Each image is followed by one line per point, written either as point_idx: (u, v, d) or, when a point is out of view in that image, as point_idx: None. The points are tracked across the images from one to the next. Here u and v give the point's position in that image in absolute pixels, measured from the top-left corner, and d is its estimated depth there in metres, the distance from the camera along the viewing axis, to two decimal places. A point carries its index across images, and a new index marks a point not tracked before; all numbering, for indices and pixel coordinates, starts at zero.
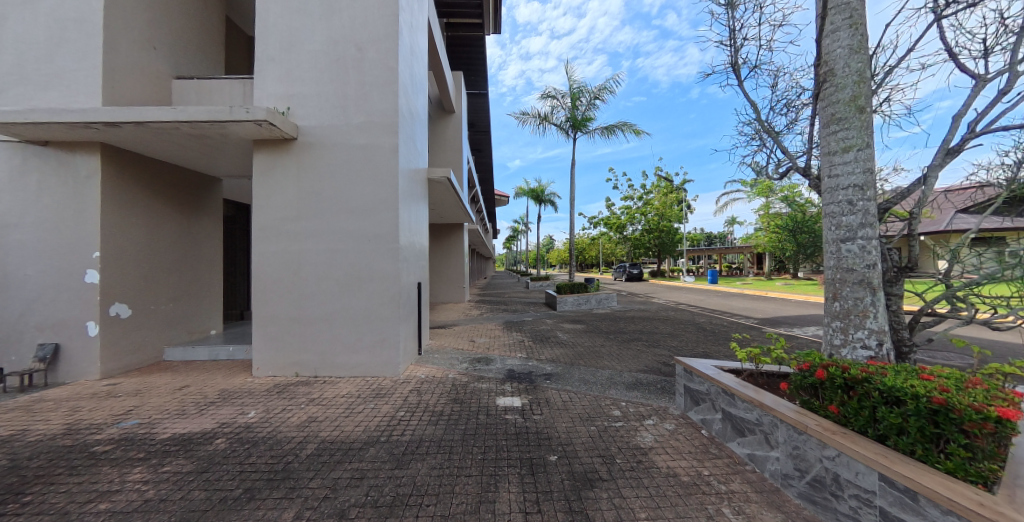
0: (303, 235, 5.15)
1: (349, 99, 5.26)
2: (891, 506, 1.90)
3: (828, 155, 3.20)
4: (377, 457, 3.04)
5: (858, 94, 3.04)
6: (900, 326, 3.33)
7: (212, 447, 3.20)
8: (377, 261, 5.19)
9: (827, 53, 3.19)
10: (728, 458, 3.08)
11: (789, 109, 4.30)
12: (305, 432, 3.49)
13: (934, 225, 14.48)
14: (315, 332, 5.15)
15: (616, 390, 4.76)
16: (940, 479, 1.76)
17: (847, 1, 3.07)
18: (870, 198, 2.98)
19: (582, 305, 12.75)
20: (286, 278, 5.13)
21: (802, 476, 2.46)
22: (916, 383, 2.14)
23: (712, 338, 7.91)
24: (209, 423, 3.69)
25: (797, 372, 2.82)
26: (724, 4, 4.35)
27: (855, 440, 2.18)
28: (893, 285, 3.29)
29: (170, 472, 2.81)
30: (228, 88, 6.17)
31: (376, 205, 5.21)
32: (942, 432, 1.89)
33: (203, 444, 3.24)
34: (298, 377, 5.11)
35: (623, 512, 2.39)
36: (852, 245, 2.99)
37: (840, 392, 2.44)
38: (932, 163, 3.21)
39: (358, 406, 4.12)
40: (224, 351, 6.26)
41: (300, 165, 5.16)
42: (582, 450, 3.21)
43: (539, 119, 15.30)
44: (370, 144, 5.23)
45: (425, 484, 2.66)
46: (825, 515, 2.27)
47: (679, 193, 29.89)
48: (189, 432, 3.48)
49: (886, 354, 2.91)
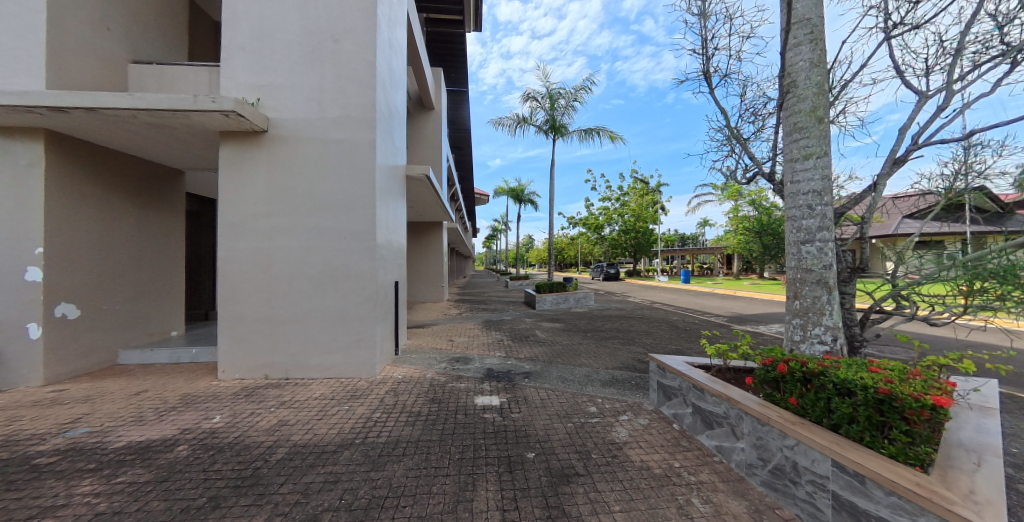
0: (273, 232, 4.97)
1: (325, 92, 5.13)
2: (843, 490, 2.05)
3: (790, 162, 3.38)
4: (353, 459, 2.99)
5: (817, 105, 3.24)
6: (852, 323, 3.58)
7: (172, 454, 3.05)
8: (354, 259, 5.09)
9: (791, 65, 3.38)
10: (697, 450, 3.22)
11: (757, 117, 4.53)
12: (275, 436, 3.39)
13: (884, 229, 15.57)
14: (287, 333, 4.99)
15: (593, 387, 4.87)
16: (885, 463, 1.91)
17: (809, 17, 3.28)
18: (827, 203, 3.19)
19: (560, 304, 12.93)
20: (256, 276, 4.94)
21: (764, 465, 2.60)
22: (866, 375, 2.32)
23: (684, 336, 8.21)
24: (168, 430, 3.51)
25: (761, 367, 2.99)
26: (696, 14, 4.53)
27: (812, 430, 2.33)
28: (847, 284, 3.53)
29: (125, 483, 2.66)
30: (193, 76, 5.89)
31: (353, 201, 5.10)
32: (887, 419, 2.06)
33: (162, 452, 3.09)
34: (268, 380, 4.93)
35: (598, 506, 2.46)
36: (810, 247, 3.18)
37: (800, 385, 2.60)
38: (881, 171, 3.47)
39: (332, 408, 4.03)
40: (186, 354, 5.97)
41: (272, 158, 4.98)
42: (559, 446, 3.27)
43: (518, 119, 15.42)
44: (347, 139, 5.12)
45: (401, 485, 2.65)
46: (785, 501, 2.43)
47: (655, 195, 30.78)
48: (146, 440, 3.31)
49: (840, 348, 3.12)
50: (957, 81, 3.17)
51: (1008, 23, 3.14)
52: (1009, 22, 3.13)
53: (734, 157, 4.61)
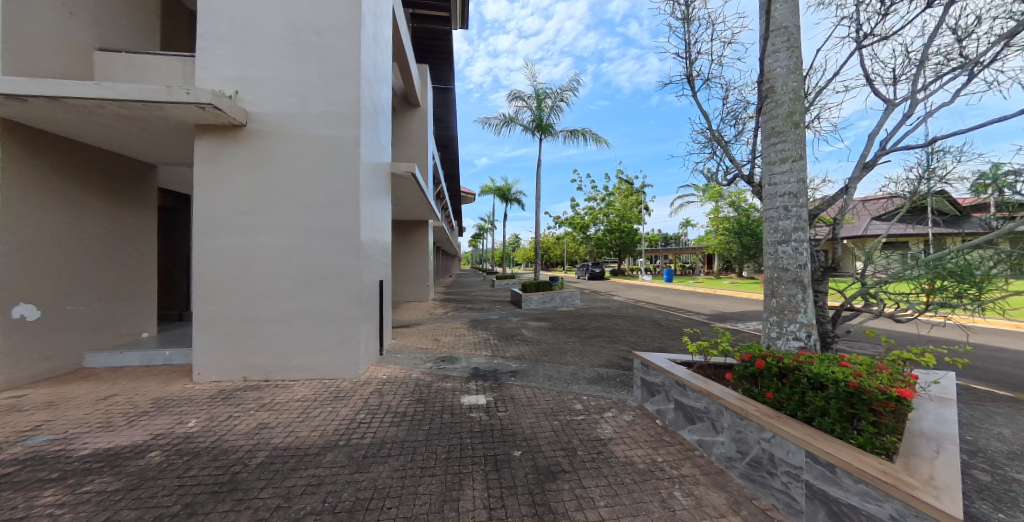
0: (253, 230, 4.84)
1: (309, 87, 5.03)
2: (816, 479, 2.15)
3: (768, 165, 3.50)
4: (336, 461, 2.96)
5: (794, 110, 3.36)
6: (824, 320, 3.73)
7: (144, 461, 2.95)
8: (338, 258, 5.01)
9: (770, 71, 3.49)
10: (679, 444, 3.32)
11: (738, 121, 4.67)
12: (254, 440, 3.31)
13: (854, 231, 16.25)
14: (268, 334, 4.88)
15: (579, 385, 4.94)
16: (855, 453, 2.01)
17: (786, 25, 3.40)
18: (802, 205, 3.32)
19: (546, 303, 13.02)
20: (234, 275, 4.81)
21: (743, 457, 2.70)
22: (837, 369, 2.43)
23: (667, 334, 8.39)
24: (139, 436, 3.39)
25: (740, 363, 3.10)
26: (681, 19, 4.64)
27: (788, 423, 2.42)
28: (820, 283, 3.66)
29: (92, 492, 2.56)
30: (166, 65, 5.66)
31: (337, 199, 5.02)
32: (856, 411, 2.17)
33: (133, 459, 2.98)
34: (247, 382, 4.81)
35: (584, 502, 2.50)
36: (787, 247, 3.30)
37: (776, 380, 2.71)
38: (852, 175, 3.62)
39: (315, 410, 3.97)
40: (159, 356, 5.76)
41: (252, 153, 4.85)
42: (546, 444, 3.31)
43: (505, 118, 15.42)
44: (331, 135, 5.04)
45: (386, 486, 2.63)
46: (762, 492, 2.52)
47: (639, 195, 31.28)
48: (115, 447, 3.19)
49: (813, 344, 3.26)
50: (920, 91, 3.35)
51: (966, 37, 3.34)
52: (967, 36, 3.33)
53: (715, 159, 4.74)
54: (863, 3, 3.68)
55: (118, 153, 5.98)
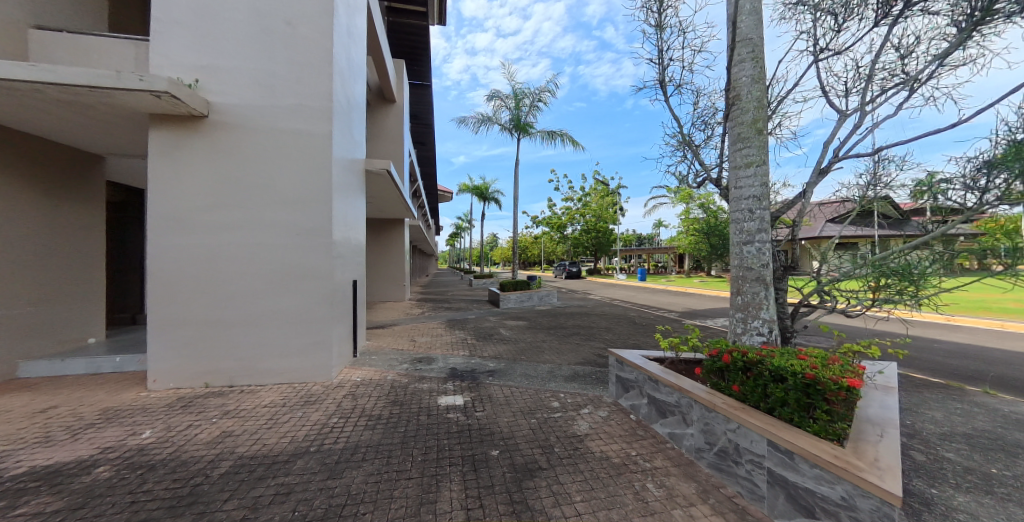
0: (217, 228, 4.62)
1: (277, 79, 4.84)
2: (776, 466, 2.29)
3: (734, 169, 3.68)
4: (307, 468, 2.88)
5: (757, 118, 3.55)
6: (784, 316, 3.97)
7: (90, 477, 2.75)
8: (310, 257, 4.87)
9: (736, 79, 3.67)
10: (652, 437, 3.44)
11: (707, 126, 4.87)
12: (217, 449, 3.17)
13: (811, 232, 17.29)
14: (234, 338, 4.67)
15: (556, 382, 5.01)
16: (811, 439, 2.16)
17: (751, 37, 3.58)
18: (765, 208, 3.51)
19: (524, 302, 13.11)
20: (195, 275, 4.57)
21: (711, 448, 2.84)
22: (795, 362, 2.60)
23: (641, 331, 8.65)
24: (85, 450, 3.15)
25: (709, 358, 3.24)
26: (654, 26, 4.79)
27: (751, 413, 2.56)
28: (781, 281, 3.89)
29: (29, 514, 2.37)
30: (115, 48, 5.28)
31: (308, 196, 4.87)
32: (812, 401, 2.33)
33: (78, 475, 2.77)
34: (209, 388, 4.59)
35: (560, 497, 2.56)
36: (751, 247, 3.49)
37: (741, 374, 2.86)
38: (810, 180, 3.87)
39: (284, 416, 3.84)
40: (108, 363, 5.38)
41: (214, 147, 4.62)
42: (523, 442, 3.35)
43: (483, 117, 15.39)
44: (301, 129, 4.88)
45: (360, 492, 2.59)
46: (728, 479, 2.66)
47: (615, 196, 32.00)
48: (56, 463, 2.95)
49: (775, 339, 3.47)
50: (868, 103, 3.62)
51: (908, 55, 3.63)
52: (908, 54, 3.62)
53: (686, 162, 4.93)
54: (819, 19, 3.94)
55: (53, 141, 5.49)
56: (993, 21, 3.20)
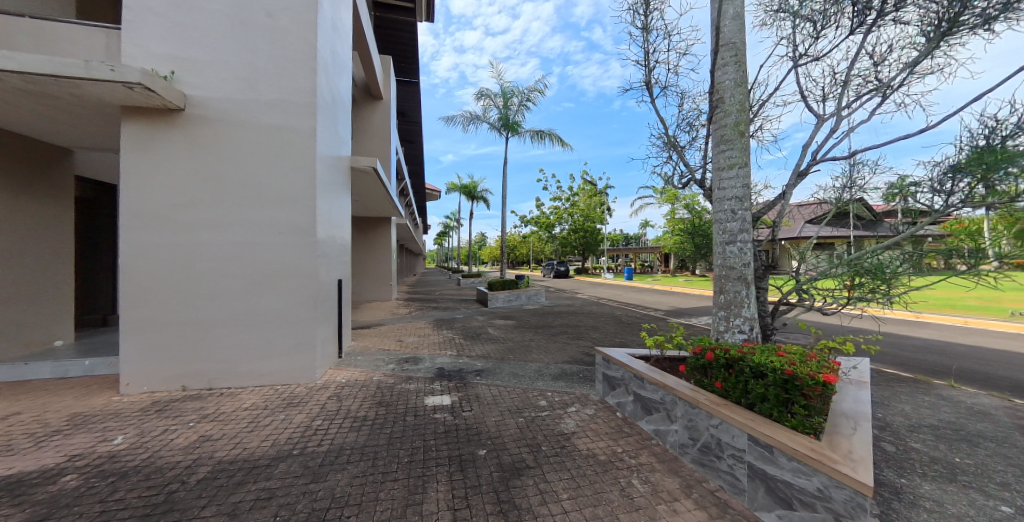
0: (195, 226, 4.48)
1: (258, 72, 4.72)
2: (756, 460, 2.35)
3: (717, 170, 3.75)
4: (289, 472, 2.82)
5: (740, 121, 3.63)
6: (765, 314, 4.08)
7: (57, 487, 2.63)
8: (293, 256, 4.77)
9: (719, 83, 3.74)
10: (638, 434, 3.49)
11: (691, 128, 4.96)
12: (195, 454, 3.07)
13: (791, 232, 17.78)
14: (213, 339, 4.55)
15: (543, 381, 5.03)
16: (789, 434, 2.22)
17: (734, 42, 3.65)
18: (747, 208, 3.59)
19: (512, 301, 13.12)
20: (172, 275, 4.43)
21: (695, 443, 2.89)
22: (775, 359, 2.67)
23: (628, 329, 8.76)
24: (51, 458, 3.01)
25: (693, 355, 3.30)
26: (640, 28, 4.85)
27: (733, 409, 2.62)
28: (762, 280, 3.99)
29: None
30: (85, 36, 5.05)
31: (291, 193, 4.77)
32: (790, 396, 2.39)
33: (43, 485, 2.65)
34: (186, 391, 4.45)
35: (546, 496, 2.57)
36: (734, 247, 3.57)
37: (723, 371, 2.92)
38: (789, 182, 3.98)
39: (265, 419, 3.76)
40: (76, 367, 5.15)
41: (192, 141, 4.48)
42: (510, 441, 3.35)
43: (471, 115, 15.32)
44: (284, 124, 4.78)
45: (345, 494, 2.56)
46: (711, 474, 2.72)
47: (602, 196, 32.30)
48: (20, 473, 2.81)
49: (756, 336, 3.56)
50: (844, 109, 3.75)
51: (881, 63, 3.76)
52: (881, 61, 3.75)
53: (672, 163, 5.01)
54: (798, 26, 4.05)
55: (15, 132, 5.22)
56: (959, 32, 3.34)
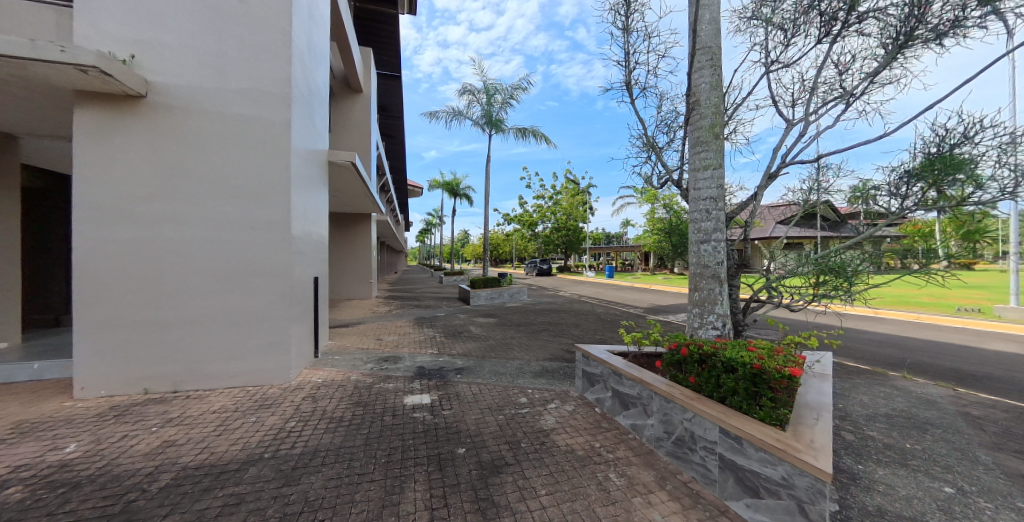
0: (157, 220, 4.25)
1: (227, 60, 4.51)
2: (726, 451, 2.43)
3: (693, 171, 3.85)
4: (261, 476, 2.73)
5: (715, 123, 3.73)
6: (737, 310, 4.22)
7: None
8: (266, 253, 4.60)
9: (696, 85, 3.84)
10: (615, 429, 3.56)
11: (670, 129, 5.07)
12: (157, 461, 2.93)
13: (763, 232, 18.46)
14: (178, 340, 4.34)
15: (524, 379, 5.06)
16: (757, 425, 2.32)
17: (710, 46, 3.75)
18: (721, 208, 3.70)
19: (495, 299, 13.11)
20: (132, 272, 4.19)
21: (669, 437, 2.97)
22: (745, 353, 2.77)
23: (608, 327, 8.91)
24: None
25: (669, 351, 3.38)
26: (621, 29, 4.91)
27: (706, 403, 2.71)
28: (734, 278, 4.13)
29: None
30: (32, 14, 4.68)
31: (263, 187, 4.59)
32: (759, 389, 2.49)
33: None
34: (148, 395, 4.23)
35: (525, 492, 2.58)
36: (708, 246, 3.67)
37: (697, 366, 3.01)
38: (760, 184, 4.13)
39: (235, 422, 3.62)
40: (23, 371, 4.80)
41: (155, 131, 4.25)
42: (490, 439, 3.35)
43: (453, 111, 15.16)
44: (256, 115, 4.59)
45: (319, 497, 2.49)
46: (684, 466, 2.81)
47: (585, 195, 32.65)
48: None
49: (728, 332, 3.69)
50: (811, 114, 3.92)
51: (845, 72, 3.95)
52: (846, 70, 3.94)
53: (650, 163, 5.11)
54: (770, 33, 4.19)
55: None
56: (916, 45, 3.54)
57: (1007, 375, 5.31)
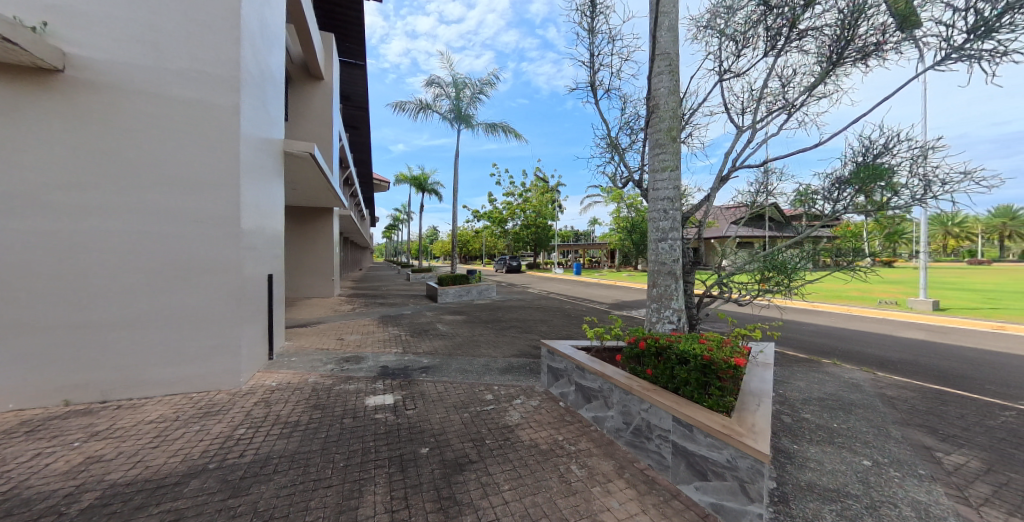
0: (80, 211, 3.82)
1: (163, 35, 4.11)
2: (679, 438, 2.57)
3: (652, 172, 4.01)
4: (203, 488, 2.55)
5: (672, 127, 3.90)
6: (691, 305, 4.46)
7: None
8: (211, 248, 4.29)
9: (655, 90, 3.99)
10: (578, 422, 3.65)
11: (632, 131, 5.24)
12: (80, 479, 2.65)
13: (719, 231, 19.60)
14: (106, 344, 3.93)
15: (490, 375, 5.06)
16: (706, 412, 2.46)
17: (668, 53, 3.91)
18: (677, 208, 3.89)
19: (463, 296, 13.01)
20: (48, 269, 3.74)
21: (628, 427, 3.09)
22: (697, 346, 2.93)
23: (574, 322, 9.12)
24: None
25: (629, 345, 3.51)
26: (587, 30, 5.00)
27: (661, 393, 2.84)
28: (689, 274, 4.35)
29: None
30: None
31: (207, 177, 4.26)
32: (708, 379, 2.65)
33: None
34: (69, 406, 3.81)
35: (488, 488, 2.60)
36: (665, 244, 3.85)
37: (654, 358, 3.15)
38: (713, 186, 4.37)
39: (174, 432, 3.36)
40: None
41: (76, 111, 3.81)
42: (454, 437, 3.34)
43: (420, 104, 14.79)
44: (198, 98, 4.24)
45: (270, 507, 2.37)
46: (641, 455, 2.93)
47: (553, 193, 33.10)
48: None
49: (682, 326, 3.88)
50: (758, 123, 4.20)
51: (788, 84, 4.26)
52: (788, 82, 4.24)
53: (614, 164, 5.26)
54: (723, 44, 4.44)
55: None
56: (848, 63, 3.88)
57: (918, 359, 6.00)
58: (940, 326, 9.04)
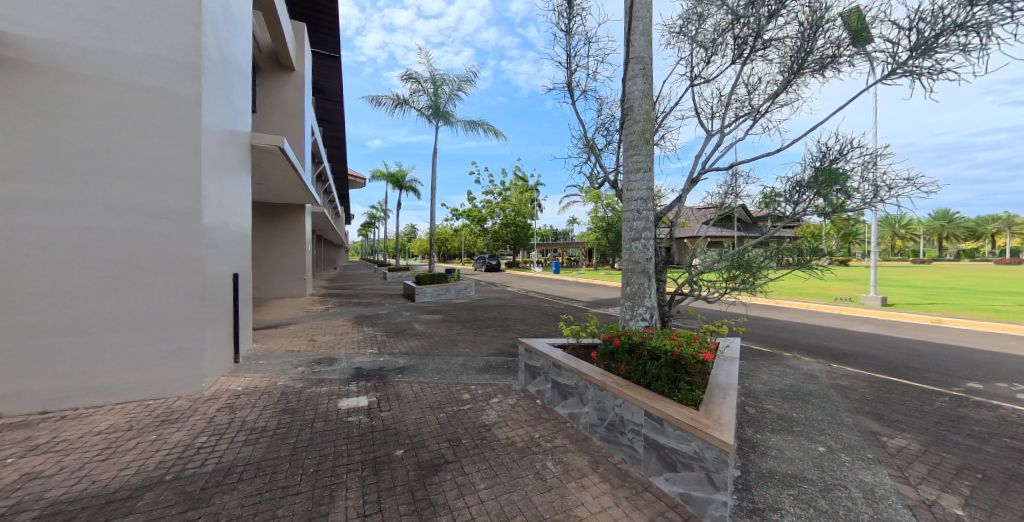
0: (16, 205, 3.49)
1: (113, 16, 3.82)
2: (650, 432, 2.65)
3: (627, 173, 4.09)
4: (159, 501, 2.41)
5: (646, 129, 3.99)
6: (663, 302, 4.59)
7: None
8: (170, 247, 4.06)
9: (630, 92, 4.07)
10: (555, 419, 3.70)
11: (608, 132, 5.34)
12: (17, 497, 2.44)
13: (691, 231, 20.33)
14: (47, 350, 3.61)
15: (467, 375, 5.04)
16: (675, 406, 2.55)
17: (641, 56, 4.00)
18: (650, 208, 3.99)
19: (441, 295, 12.87)
20: None
21: (603, 422, 3.16)
22: (668, 342, 3.03)
23: (552, 320, 9.22)
24: None
25: (604, 343, 3.58)
26: (564, 31, 5.05)
27: (633, 389, 2.92)
28: (661, 273, 4.48)
29: None
30: None
31: (165, 171, 4.02)
32: (678, 374, 2.74)
33: None
34: (3, 419, 3.48)
35: (464, 488, 2.58)
36: (638, 243, 3.94)
37: (628, 355, 3.23)
38: (684, 187, 4.51)
39: (127, 442, 3.15)
40: None
41: (12, 96, 3.49)
42: (430, 438, 3.30)
43: (397, 100, 14.50)
44: (154, 86, 3.99)
45: (233, 517, 2.27)
46: (615, 449, 3.00)
47: (532, 192, 33.27)
48: None
49: (655, 323, 3.99)
50: (726, 128, 4.37)
51: (753, 91, 4.45)
52: (754, 89, 4.44)
53: (590, 164, 5.34)
54: (694, 50, 4.58)
55: None
56: (807, 73, 4.10)
57: (870, 352, 6.44)
58: (889, 320, 9.74)
